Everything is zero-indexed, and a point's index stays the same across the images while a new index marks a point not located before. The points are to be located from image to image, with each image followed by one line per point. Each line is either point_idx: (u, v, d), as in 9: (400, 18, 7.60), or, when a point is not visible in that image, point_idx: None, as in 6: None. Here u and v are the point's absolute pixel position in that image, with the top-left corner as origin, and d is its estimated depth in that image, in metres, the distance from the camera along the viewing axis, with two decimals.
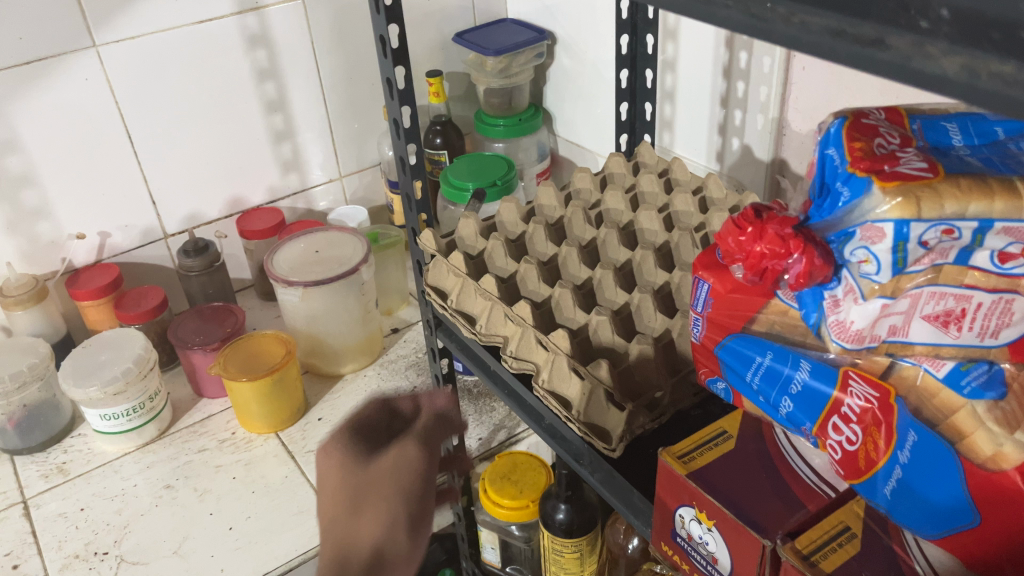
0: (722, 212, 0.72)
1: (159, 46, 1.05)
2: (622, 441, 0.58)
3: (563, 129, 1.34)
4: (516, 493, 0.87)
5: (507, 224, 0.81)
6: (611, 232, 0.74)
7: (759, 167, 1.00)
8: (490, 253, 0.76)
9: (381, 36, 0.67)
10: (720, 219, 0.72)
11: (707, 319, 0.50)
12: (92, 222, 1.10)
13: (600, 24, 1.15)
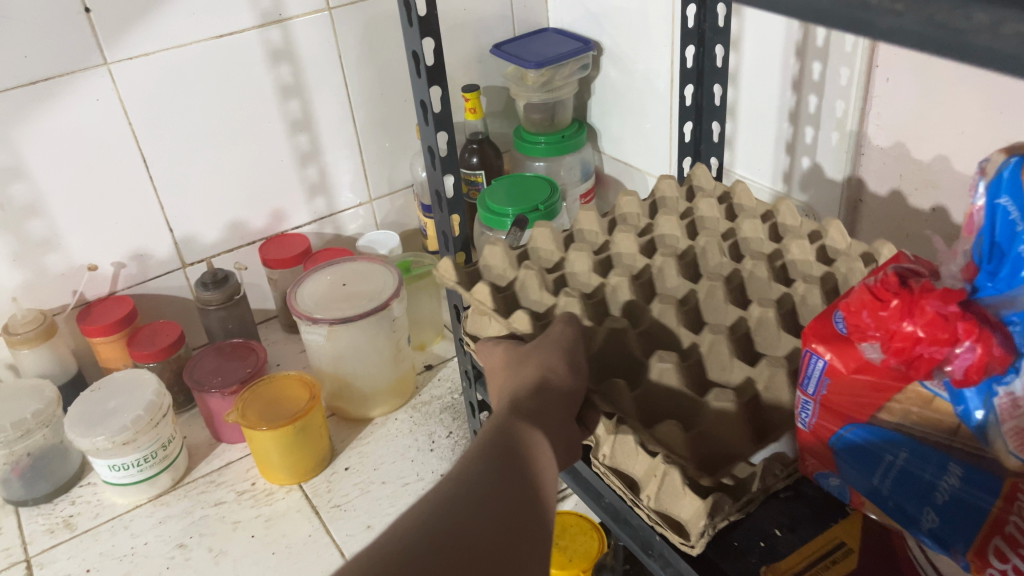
0: (800, 241, 0.65)
1: (175, 63, 0.97)
2: (703, 536, 0.48)
3: (609, 146, 1.24)
4: (565, 560, 0.78)
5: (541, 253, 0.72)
6: (669, 260, 0.65)
7: (833, 191, 0.89)
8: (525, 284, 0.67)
9: (415, 51, 0.59)
10: (798, 247, 0.65)
11: (821, 403, 0.39)
12: (106, 252, 1.03)
13: (651, 33, 1.05)
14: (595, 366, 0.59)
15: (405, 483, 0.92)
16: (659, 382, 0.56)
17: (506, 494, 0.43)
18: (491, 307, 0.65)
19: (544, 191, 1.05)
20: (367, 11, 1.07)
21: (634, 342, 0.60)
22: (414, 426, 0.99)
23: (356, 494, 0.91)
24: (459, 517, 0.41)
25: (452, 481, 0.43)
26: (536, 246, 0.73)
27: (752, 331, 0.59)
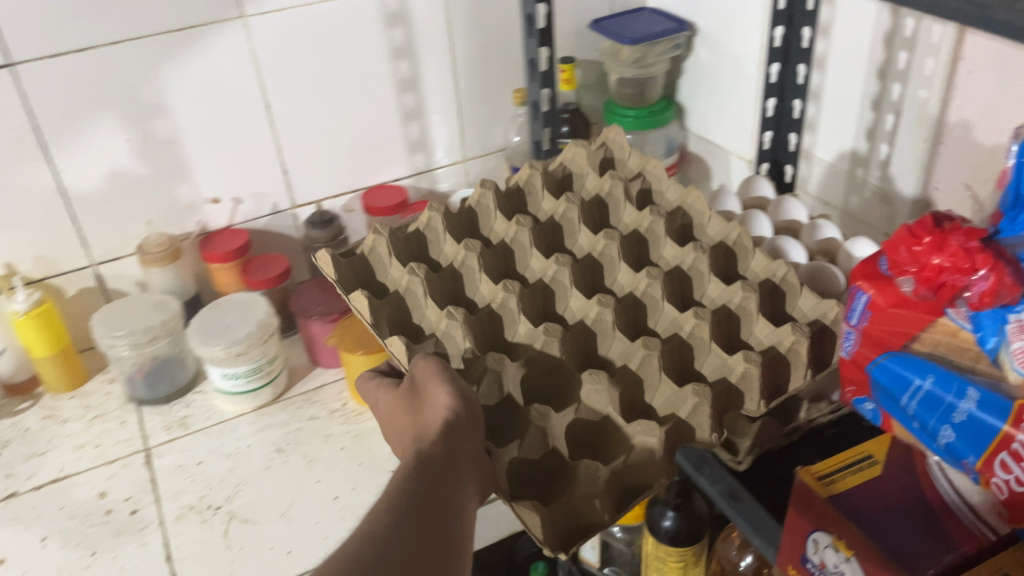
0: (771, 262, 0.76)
1: (301, 20, 1.07)
2: (749, 455, 0.57)
3: (695, 124, 1.29)
4: None
5: (382, 263, 0.88)
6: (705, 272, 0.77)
7: (908, 177, 0.93)
8: (425, 289, 0.82)
9: (529, 15, 0.66)
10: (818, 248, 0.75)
11: (861, 333, 0.47)
12: (228, 188, 1.14)
13: (745, 17, 1.10)
14: (580, 349, 0.76)
15: None
16: (639, 368, 0.72)
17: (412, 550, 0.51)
18: (424, 297, 0.82)
19: None
20: None
21: (551, 346, 0.75)
22: None
23: None
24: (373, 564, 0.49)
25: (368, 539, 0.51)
26: (373, 249, 0.88)
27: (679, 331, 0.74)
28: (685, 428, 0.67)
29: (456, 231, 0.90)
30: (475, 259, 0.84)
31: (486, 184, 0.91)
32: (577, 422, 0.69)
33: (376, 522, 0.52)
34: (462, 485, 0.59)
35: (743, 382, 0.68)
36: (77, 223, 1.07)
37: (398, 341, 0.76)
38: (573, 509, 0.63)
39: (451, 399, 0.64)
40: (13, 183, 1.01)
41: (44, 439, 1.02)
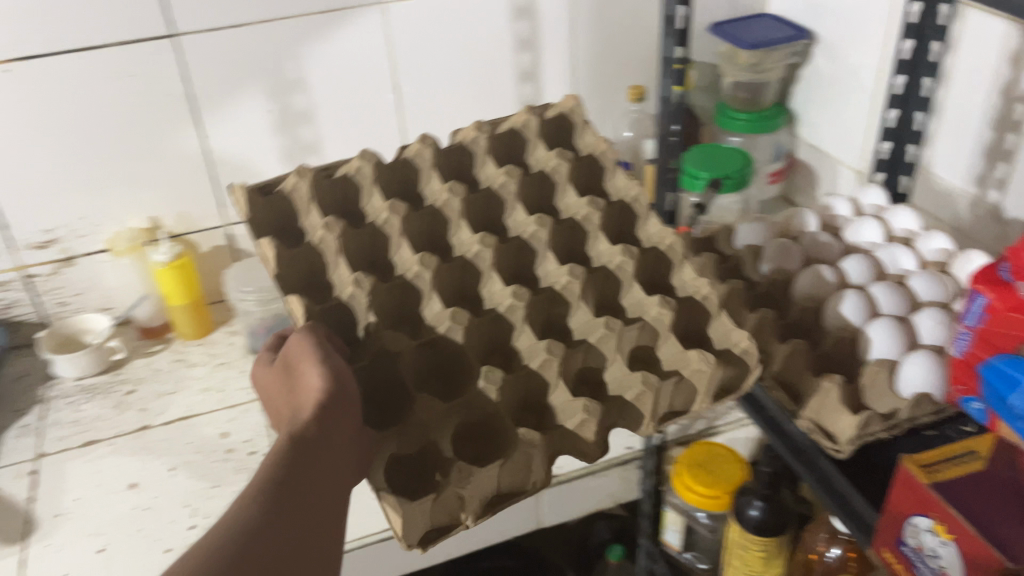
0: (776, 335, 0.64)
1: (437, 8, 1.13)
2: (851, 444, 0.58)
3: (806, 131, 1.30)
4: (711, 481, 0.89)
5: (365, 189, 0.74)
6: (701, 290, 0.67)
7: None
8: (383, 239, 0.71)
9: (669, 16, 0.70)
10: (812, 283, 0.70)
11: (976, 334, 0.50)
12: None
13: (868, 28, 1.11)
14: (541, 312, 0.65)
15: None
16: (536, 371, 0.60)
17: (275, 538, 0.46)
18: (335, 256, 0.68)
19: (737, 161, 1.14)
20: None
21: (455, 333, 0.62)
22: None
23: None
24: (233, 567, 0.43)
25: (226, 530, 0.45)
26: (355, 178, 0.75)
27: (589, 341, 0.63)
28: (573, 447, 0.57)
29: (456, 172, 0.77)
30: (456, 204, 0.71)
31: (482, 127, 0.78)
32: (459, 409, 0.58)
33: (239, 517, 0.46)
34: (340, 473, 0.51)
35: (636, 403, 0.59)
36: (216, 184, 1.15)
37: (274, 258, 0.66)
38: (437, 500, 0.51)
39: (324, 377, 0.52)
40: (165, 144, 1.10)
41: (173, 380, 1.11)
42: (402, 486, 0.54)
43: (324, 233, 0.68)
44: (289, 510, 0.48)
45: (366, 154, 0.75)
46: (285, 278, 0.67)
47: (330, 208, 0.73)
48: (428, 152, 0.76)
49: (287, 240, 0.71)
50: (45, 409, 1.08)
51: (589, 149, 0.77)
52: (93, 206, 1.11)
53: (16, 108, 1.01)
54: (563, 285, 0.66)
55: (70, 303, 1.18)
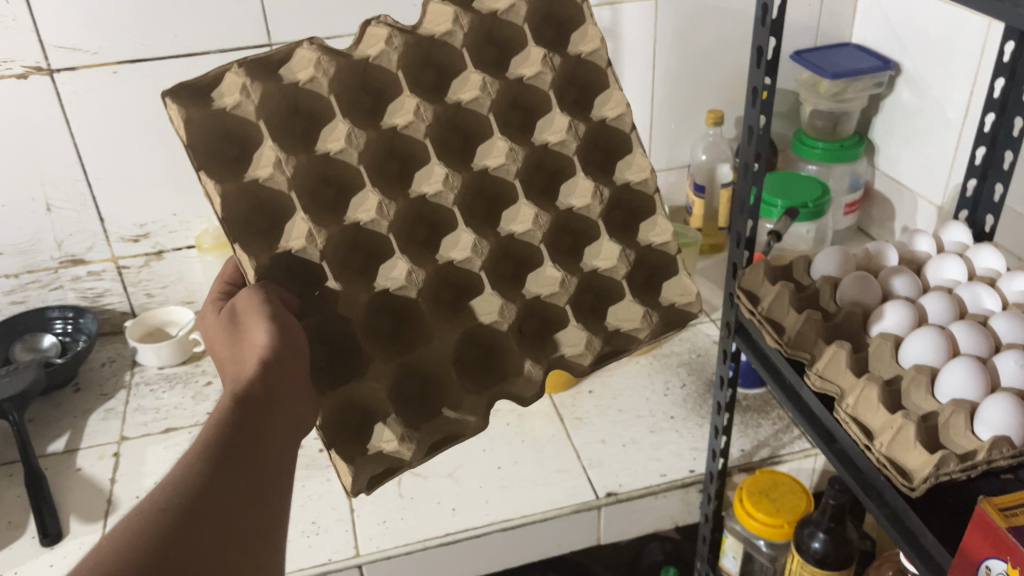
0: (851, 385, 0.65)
1: None
2: (924, 482, 0.57)
3: (885, 162, 1.29)
4: (773, 510, 0.89)
5: (319, 101, 0.64)
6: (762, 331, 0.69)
7: None
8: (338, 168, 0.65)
9: (759, 47, 0.71)
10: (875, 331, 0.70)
11: None
12: None
13: (956, 63, 1.09)
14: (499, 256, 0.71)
15: (639, 416, 1.05)
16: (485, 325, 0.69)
17: (233, 478, 0.48)
18: (291, 193, 0.62)
19: (814, 191, 1.14)
20: (689, 4, 1.19)
21: (410, 288, 0.66)
22: (654, 372, 1.13)
23: (595, 413, 1.06)
24: (195, 507, 0.45)
25: (184, 474, 0.47)
26: (309, 87, 0.64)
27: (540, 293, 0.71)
28: (508, 394, 0.69)
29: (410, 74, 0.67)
30: (422, 130, 0.66)
31: (457, 20, 0.68)
32: (403, 365, 0.67)
33: (194, 462, 0.47)
34: (284, 423, 0.54)
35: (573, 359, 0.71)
36: None
37: (222, 201, 0.59)
38: (378, 455, 0.63)
39: (270, 333, 0.56)
40: None
41: None
42: (349, 440, 0.63)
43: (277, 169, 0.61)
44: (246, 454, 0.50)
45: (324, 54, 0.63)
46: (231, 216, 0.60)
47: (281, 131, 0.63)
48: (396, 54, 0.66)
49: (230, 164, 0.62)
50: (129, 395, 1.13)
51: (578, 49, 0.72)
52: (184, 203, 1.16)
53: (121, 106, 1.07)
54: (523, 231, 0.69)
55: (157, 295, 1.23)
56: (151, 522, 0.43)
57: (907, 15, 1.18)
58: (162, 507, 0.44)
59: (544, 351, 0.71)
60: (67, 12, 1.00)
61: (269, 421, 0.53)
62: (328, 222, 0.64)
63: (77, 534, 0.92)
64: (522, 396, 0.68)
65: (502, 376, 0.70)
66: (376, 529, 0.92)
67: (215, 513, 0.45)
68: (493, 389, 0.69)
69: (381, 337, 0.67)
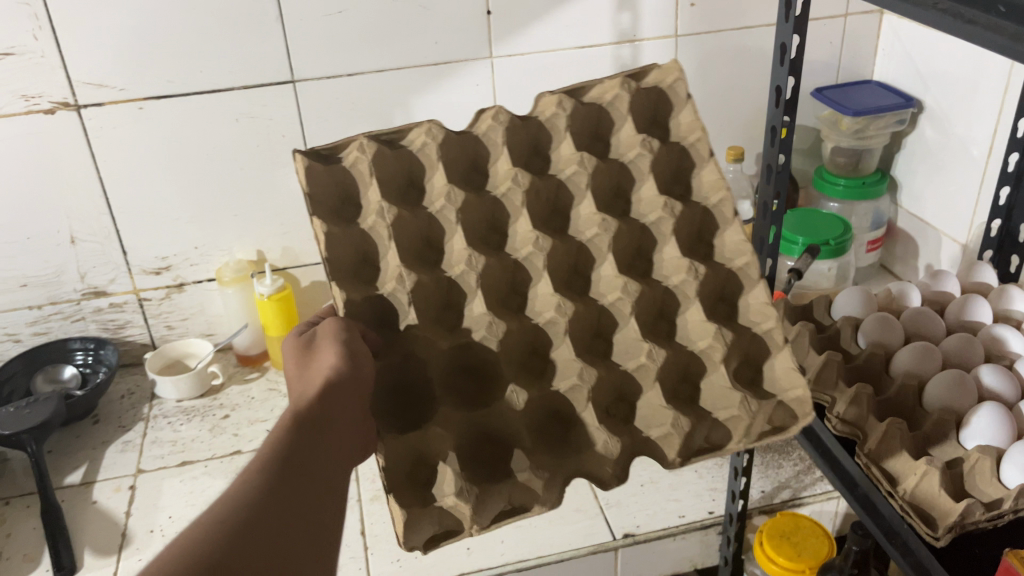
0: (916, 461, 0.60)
1: (543, 62, 1.16)
2: (949, 532, 0.56)
3: (908, 200, 1.28)
4: (794, 554, 0.87)
5: (428, 164, 0.67)
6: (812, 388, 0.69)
7: None
8: (439, 224, 0.66)
9: (778, 86, 0.70)
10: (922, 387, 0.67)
11: None
12: None
13: (980, 101, 1.08)
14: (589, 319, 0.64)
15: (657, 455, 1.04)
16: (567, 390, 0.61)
17: (283, 505, 0.49)
18: (387, 241, 0.64)
19: (836, 228, 1.13)
20: (708, 42, 1.20)
21: (489, 342, 0.62)
22: None
23: None
24: (243, 533, 0.46)
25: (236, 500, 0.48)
26: (422, 152, 0.67)
27: (628, 367, 0.62)
28: (586, 471, 0.57)
29: (516, 147, 0.68)
30: (519, 196, 0.66)
31: (561, 103, 0.68)
32: (474, 423, 0.59)
33: (247, 486, 0.49)
34: (339, 449, 0.54)
35: (662, 442, 0.59)
36: None
37: (325, 240, 0.62)
38: (439, 511, 0.54)
39: (338, 357, 0.55)
40: (279, 182, 1.16)
41: (266, 409, 1.16)
42: (407, 495, 0.55)
43: (378, 217, 0.63)
44: (295, 481, 0.50)
45: (434, 125, 0.66)
46: (335, 259, 0.62)
47: (392, 188, 0.66)
48: (501, 130, 0.67)
49: (340, 214, 0.65)
50: (146, 427, 1.13)
51: (683, 137, 0.68)
52: (206, 237, 1.18)
53: (146, 141, 1.09)
54: (614, 300, 0.64)
55: (177, 327, 1.24)
56: (198, 547, 0.44)
57: (928, 53, 1.17)
58: (209, 533, 0.45)
59: (630, 430, 0.60)
60: (96, 50, 1.02)
61: (323, 447, 0.53)
62: (421, 271, 0.64)
63: (90, 567, 0.92)
64: (601, 479, 0.57)
65: (580, 451, 0.59)
66: (389, 568, 0.90)
67: (257, 536, 0.46)
68: (573, 464, 0.58)
69: (459, 393, 0.62)
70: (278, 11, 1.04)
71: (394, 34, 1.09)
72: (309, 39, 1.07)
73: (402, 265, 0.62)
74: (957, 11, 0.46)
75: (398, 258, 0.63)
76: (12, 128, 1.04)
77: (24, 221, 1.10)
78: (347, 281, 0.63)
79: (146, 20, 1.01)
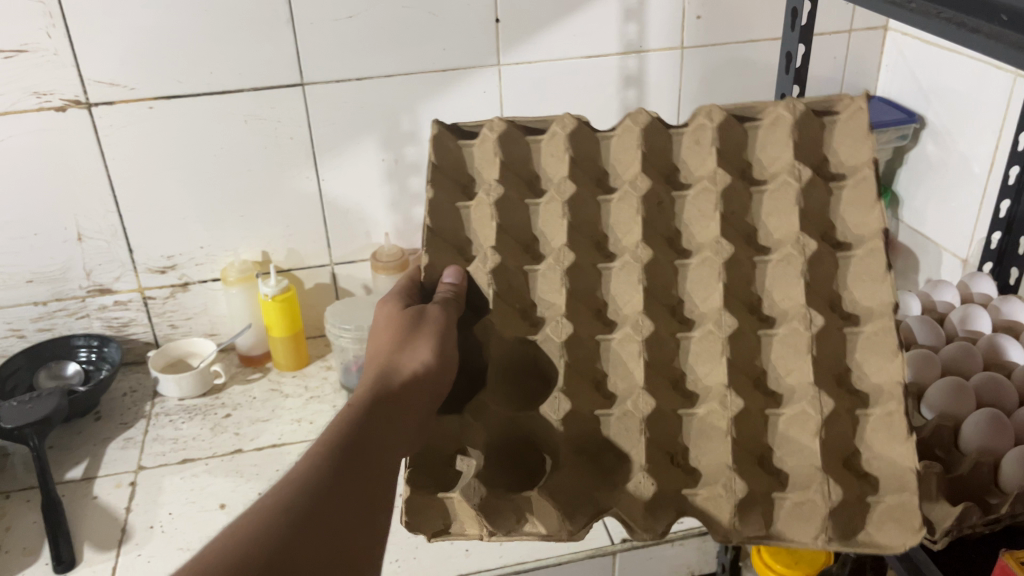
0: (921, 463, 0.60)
1: (550, 71, 1.17)
2: (946, 535, 0.56)
3: (909, 215, 1.29)
4: (792, 561, 0.88)
5: (769, 146, 0.67)
6: None
7: None
8: (614, 211, 0.68)
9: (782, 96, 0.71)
10: None
11: None
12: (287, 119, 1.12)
13: (981, 118, 1.09)
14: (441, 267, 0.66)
15: None
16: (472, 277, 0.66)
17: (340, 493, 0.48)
18: (561, 220, 0.67)
19: None
20: (714, 55, 1.21)
21: (552, 344, 0.64)
22: None
23: None
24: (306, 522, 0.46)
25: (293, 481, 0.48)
26: (770, 130, 0.67)
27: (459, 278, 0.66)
28: (699, 514, 0.57)
29: (801, 142, 0.66)
30: (559, 207, 0.67)
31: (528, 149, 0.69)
32: (516, 421, 0.61)
33: (315, 464, 0.49)
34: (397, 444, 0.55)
35: (709, 506, 0.57)
36: (327, 226, 1.21)
37: (428, 205, 0.67)
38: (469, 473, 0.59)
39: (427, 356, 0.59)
40: (286, 183, 1.17)
41: (268, 408, 1.16)
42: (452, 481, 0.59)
43: (556, 194, 0.67)
44: (358, 467, 0.51)
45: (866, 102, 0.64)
46: (437, 228, 0.67)
47: (580, 168, 0.69)
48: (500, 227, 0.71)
49: (523, 186, 0.70)
50: (148, 424, 1.14)
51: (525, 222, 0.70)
52: (213, 237, 1.18)
53: (156, 142, 1.10)
54: (788, 330, 0.62)
55: (181, 326, 1.25)
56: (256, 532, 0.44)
57: (931, 71, 1.19)
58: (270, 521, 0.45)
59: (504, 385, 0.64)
60: (108, 49, 1.03)
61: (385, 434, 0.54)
62: (579, 253, 0.66)
63: (90, 561, 0.92)
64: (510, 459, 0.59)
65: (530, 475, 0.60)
66: (388, 568, 0.90)
67: (314, 523, 0.46)
68: (683, 501, 0.58)
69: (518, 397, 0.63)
70: (289, 16, 1.06)
71: (403, 40, 1.10)
72: (320, 44, 1.08)
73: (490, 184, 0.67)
74: (959, 21, 0.47)
75: (564, 239, 0.66)
76: (24, 124, 1.05)
77: (32, 217, 1.11)
78: (502, 316, 0.65)
79: (162, 21, 1.03)
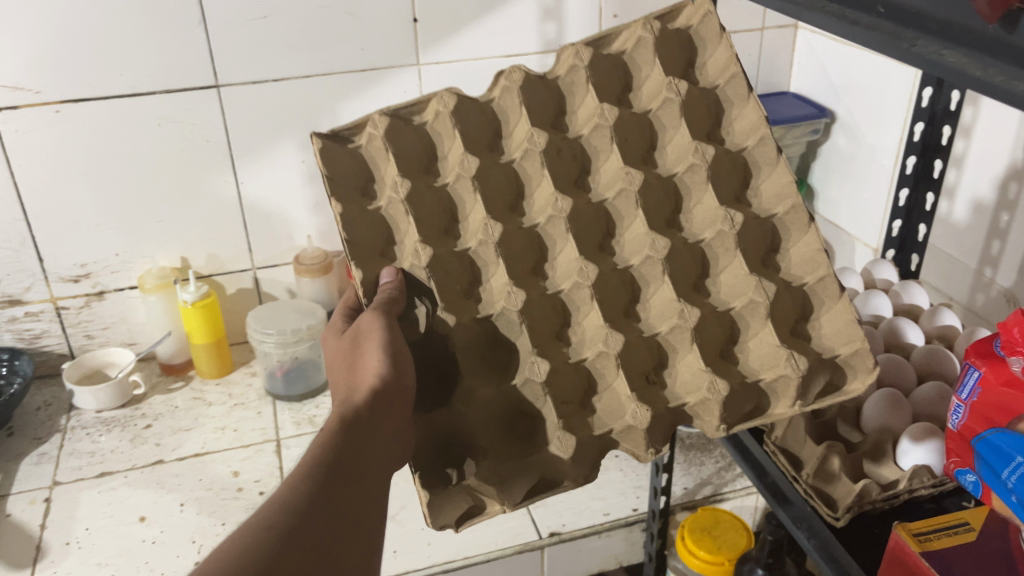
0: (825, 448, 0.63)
1: (469, 70, 1.17)
2: (848, 511, 0.59)
3: (824, 207, 1.33)
4: (713, 546, 0.90)
5: (641, 66, 0.65)
6: None
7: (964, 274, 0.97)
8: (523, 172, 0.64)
9: None
10: None
11: (970, 405, 0.51)
12: (205, 123, 1.10)
13: (887, 111, 1.13)
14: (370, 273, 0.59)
15: None
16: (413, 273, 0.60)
17: (319, 520, 0.45)
18: (473, 197, 0.62)
19: None
20: None
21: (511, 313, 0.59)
22: None
23: None
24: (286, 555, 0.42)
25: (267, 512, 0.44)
26: (636, 53, 0.65)
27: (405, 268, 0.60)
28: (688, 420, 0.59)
29: (670, 58, 0.64)
30: (470, 183, 0.62)
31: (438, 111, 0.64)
32: (502, 397, 0.59)
33: (291, 492, 0.46)
34: (375, 463, 0.50)
35: (699, 409, 0.58)
36: (247, 229, 1.19)
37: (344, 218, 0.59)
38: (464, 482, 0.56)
39: (382, 361, 0.53)
40: (203, 188, 1.14)
41: (190, 417, 1.14)
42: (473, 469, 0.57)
43: (460, 171, 0.62)
44: (335, 496, 0.47)
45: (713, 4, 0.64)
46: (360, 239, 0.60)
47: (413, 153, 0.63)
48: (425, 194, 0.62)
49: (422, 172, 0.64)
50: (63, 439, 1.10)
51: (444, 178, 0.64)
52: (129, 244, 1.16)
53: (65, 146, 1.06)
54: (715, 234, 0.61)
55: (97, 336, 1.21)
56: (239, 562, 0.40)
57: (839, 66, 1.23)
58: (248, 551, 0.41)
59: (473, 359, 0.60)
60: (9, 51, 1.00)
61: (360, 456, 0.50)
62: (508, 225, 0.62)
63: None
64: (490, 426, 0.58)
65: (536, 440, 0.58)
66: None
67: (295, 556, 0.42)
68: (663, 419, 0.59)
69: (491, 370, 0.60)
70: (201, 15, 1.04)
71: (318, 40, 1.09)
72: (233, 44, 1.06)
73: (400, 175, 0.61)
74: (842, 14, 0.49)
75: (485, 211, 0.61)
76: None
77: None
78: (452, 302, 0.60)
79: (64, 21, 1.00)
